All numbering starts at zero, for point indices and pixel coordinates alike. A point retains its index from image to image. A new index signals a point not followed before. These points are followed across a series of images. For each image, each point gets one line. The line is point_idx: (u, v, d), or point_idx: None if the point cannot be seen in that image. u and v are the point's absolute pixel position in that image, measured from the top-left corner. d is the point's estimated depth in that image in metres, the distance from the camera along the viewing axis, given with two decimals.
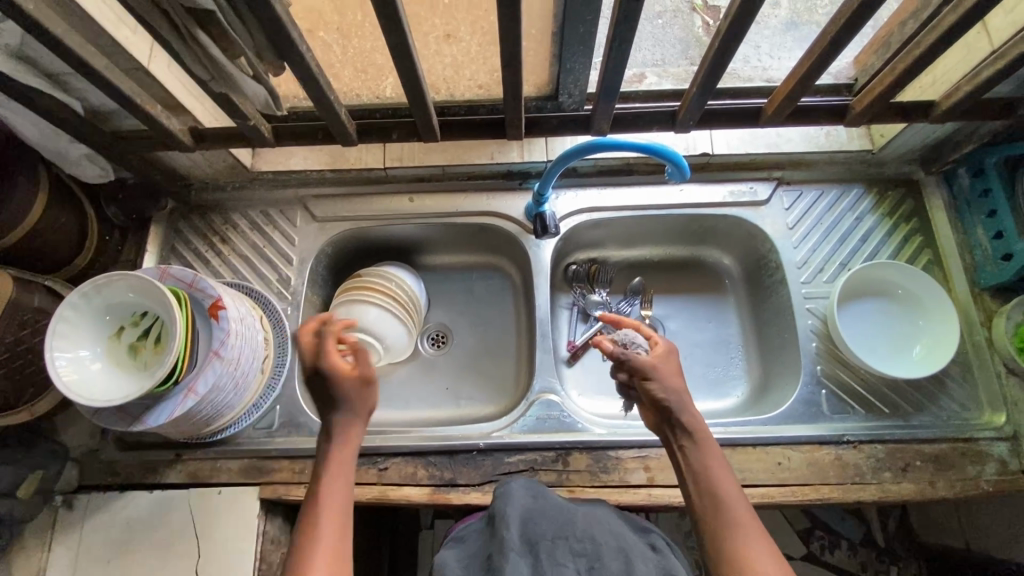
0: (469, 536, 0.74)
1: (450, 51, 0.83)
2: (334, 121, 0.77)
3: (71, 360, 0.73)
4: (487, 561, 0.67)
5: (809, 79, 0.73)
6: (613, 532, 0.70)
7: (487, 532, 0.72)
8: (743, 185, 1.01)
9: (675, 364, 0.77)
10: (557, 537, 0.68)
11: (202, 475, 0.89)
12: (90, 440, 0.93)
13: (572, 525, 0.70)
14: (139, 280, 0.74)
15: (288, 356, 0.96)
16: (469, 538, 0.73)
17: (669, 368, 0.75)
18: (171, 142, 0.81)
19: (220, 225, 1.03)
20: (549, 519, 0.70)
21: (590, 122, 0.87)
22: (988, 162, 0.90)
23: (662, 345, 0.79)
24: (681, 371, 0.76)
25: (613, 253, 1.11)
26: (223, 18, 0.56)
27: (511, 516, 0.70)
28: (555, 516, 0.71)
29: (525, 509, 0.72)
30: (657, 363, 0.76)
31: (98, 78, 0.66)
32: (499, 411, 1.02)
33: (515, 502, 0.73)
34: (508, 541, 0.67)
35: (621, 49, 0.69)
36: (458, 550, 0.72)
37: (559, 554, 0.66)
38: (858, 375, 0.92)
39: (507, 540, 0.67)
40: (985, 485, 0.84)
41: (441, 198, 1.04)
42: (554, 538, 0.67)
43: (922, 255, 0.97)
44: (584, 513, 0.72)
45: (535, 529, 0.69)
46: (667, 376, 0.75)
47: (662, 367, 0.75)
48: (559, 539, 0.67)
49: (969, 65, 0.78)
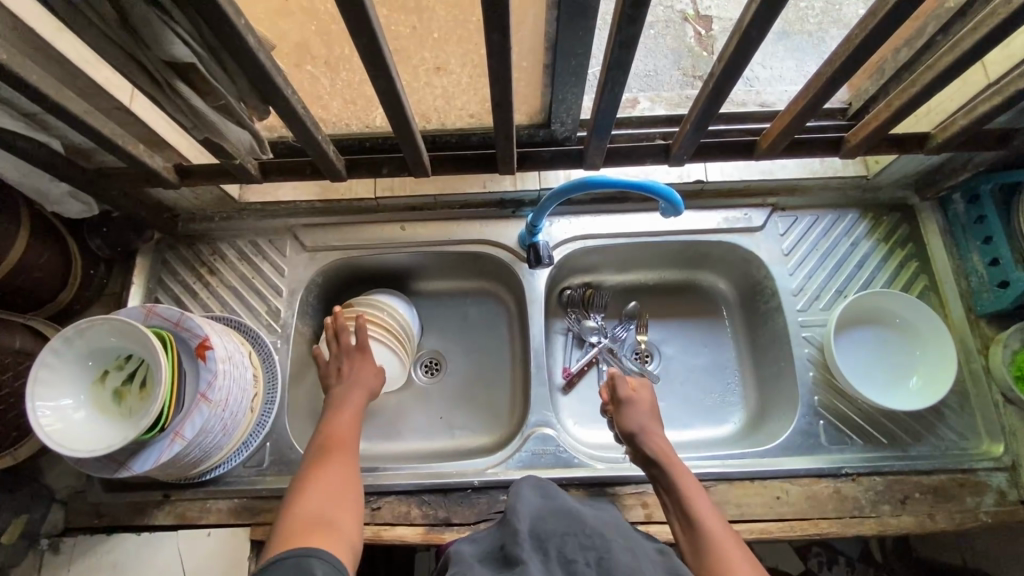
0: (484, 536, 0.70)
1: (441, 83, 0.81)
2: (323, 158, 0.76)
3: (54, 409, 0.71)
4: (501, 553, 0.64)
5: (806, 115, 0.72)
6: (623, 535, 0.67)
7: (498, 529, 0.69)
8: (738, 211, 1.00)
9: (650, 400, 0.86)
10: (566, 534, 0.65)
11: (192, 516, 0.88)
12: (76, 481, 0.91)
13: (580, 523, 0.66)
14: (121, 323, 0.72)
15: (278, 390, 0.94)
16: (484, 536, 0.69)
17: (642, 401, 0.85)
18: (155, 180, 0.79)
19: (208, 256, 1.01)
20: (558, 517, 0.67)
21: (583, 157, 0.86)
22: (983, 189, 0.89)
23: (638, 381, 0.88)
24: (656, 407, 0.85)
25: (608, 278, 1.10)
26: (204, 68, 0.55)
27: (521, 513, 0.68)
28: (562, 515, 0.68)
29: (535, 508, 0.69)
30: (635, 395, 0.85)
31: (78, 123, 0.64)
32: (494, 442, 1.01)
33: (525, 500, 0.70)
34: (520, 536, 0.64)
35: (614, 89, 0.67)
36: (473, 546, 0.68)
37: (570, 550, 0.62)
38: (854, 404, 0.91)
39: (519, 533, 0.64)
40: (985, 517, 0.84)
41: (433, 226, 1.03)
42: (563, 535, 0.64)
43: (918, 282, 0.96)
44: (592, 514, 0.69)
45: (544, 526, 0.66)
46: (641, 409, 0.84)
47: (636, 402, 0.84)
48: (568, 536, 0.64)
49: (965, 97, 0.77)
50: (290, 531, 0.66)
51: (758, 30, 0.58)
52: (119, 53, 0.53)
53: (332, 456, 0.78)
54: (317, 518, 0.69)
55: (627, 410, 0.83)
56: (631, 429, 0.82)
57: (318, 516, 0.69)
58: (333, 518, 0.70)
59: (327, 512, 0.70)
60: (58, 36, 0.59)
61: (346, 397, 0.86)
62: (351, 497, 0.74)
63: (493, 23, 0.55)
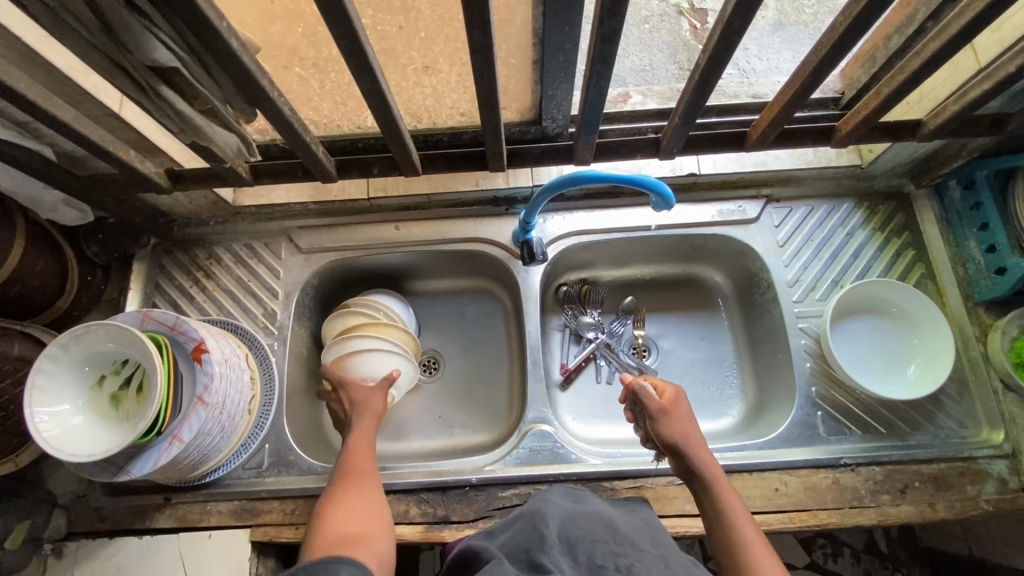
0: (501, 531, 0.71)
1: (430, 82, 0.81)
2: (312, 160, 0.76)
3: (51, 415, 0.71)
4: (527, 557, 0.61)
5: (794, 105, 0.72)
6: (656, 543, 0.65)
7: (522, 529, 0.68)
8: (732, 204, 1.00)
9: (686, 410, 0.81)
10: (595, 540, 0.62)
11: (192, 518, 0.88)
12: (78, 486, 0.91)
13: (610, 531, 0.65)
14: (117, 329, 0.73)
15: (276, 392, 0.95)
16: (502, 533, 0.70)
17: (677, 410, 0.80)
18: (148, 185, 0.80)
19: (204, 260, 1.02)
20: (589, 522, 0.66)
21: (574, 152, 0.86)
22: (978, 175, 0.89)
23: (670, 390, 0.82)
24: (691, 415, 0.81)
25: (605, 273, 1.10)
26: (188, 72, 0.55)
27: (551, 517, 0.67)
28: (592, 521, 0.66)
29: (565, 513, 0.67)
30: (664, 409, 0.80)
31: (67, 130, 0.64)
32: (493, 439, 1.01)
33: (555, 506, 0.70)
34: (548, 538, 0.62)
35: (599, 84, 0.67)
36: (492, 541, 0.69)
37: (599, 556, 0.60)
38: (852, 395, 0.91)
39: (547, 537, 0.63)
40: (985, 504, 0.83)
41: (428, 225, 1.03)
42: (593, 540, 0.62)
43: (915, 270, 0.96)
44: (621, 522, 0.68)
45: (574, 530, 0.64)
46: (676, 415, 0.80)
47: (671, 412, 0.80)
48: (598, 542, 0.62)
49: (956, 83, 0.77)
50: (315, 550, 0.66)
51: (741, 20, 0.58)
52: (103, 61, 0.54)
53: (345, 482, 0.76)
54: (342, 536, 0.68)
55: (661, 419, 0.79)
56: (670, 440, 0.77)
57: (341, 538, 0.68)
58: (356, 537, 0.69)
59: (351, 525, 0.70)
60: (45, 44, 0.59)
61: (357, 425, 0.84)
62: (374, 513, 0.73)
63: (474, 21, 0.55)
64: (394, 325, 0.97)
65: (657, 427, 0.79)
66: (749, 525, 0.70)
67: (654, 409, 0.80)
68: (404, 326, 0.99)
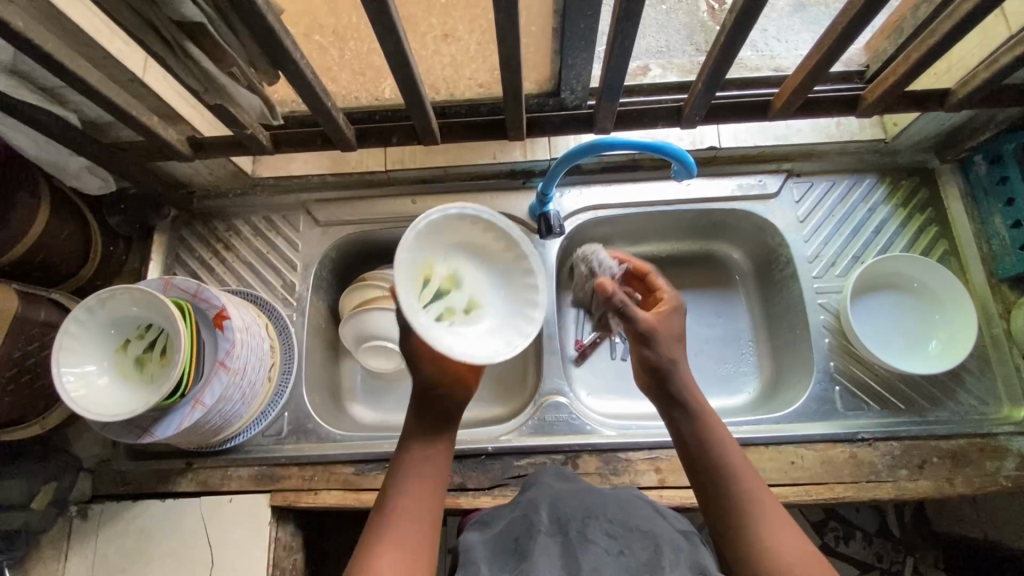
0: (496, 517, 0.67)
1: (449, 50, 0.80)
2: (333, 127, 0.76)
3: (78, 375, 0.73)
4: (515, 545, 0.59)
5: (819, 70, 0.71)
6: (649, 517, 0.62)
7: (513, 514, 0.65)
8: (752, 178, 0.99)
9: (677, 327, 0.69)
10: (587, 516, 0.60)
11: (212, 483, 0.90)
12: (102, 450, 0.93)
13: (602, 504, 0.62)
14: (141, 292, 0.74)
15: (294, 362, 0.96)
16: (497, 517, 0.66)
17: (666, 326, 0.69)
18: (170, 153, 0.81)
19: (223, 232, 1.03)
20: (581, 498, 0.63)
21: (593, 121, 0.85)
22: (1006, 150, 0.87)
23: (669, 304, 0.70)
24: (680, 334, 0.70)
25: (620, 249, 1.09)
26: (213, 30, 0.56)
27: (543, 499, 0.64)
28: (583, 497, 0.63)
29: (556, 492, 0.65)
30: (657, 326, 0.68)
31: (92, 91, 0.65)
32: (507, 412, 1.01)
33: (547, 487, 0.67)
34: (538, 523, 0.60)
35: (623, 46, 0.66)
36: (483, 531, 0.64)
37: (590, 532, 0.57)
38: (872, 371, 0.90)
39: (538, 521, 0.60)
40: (1005, 481, 0.82)
41: (443, 199, 1.03)
42: (584, 518, 0.59)
43: (938, 246, 0.94)
44: (616, 497, 0.65)
45: (566, 508, 0.61)
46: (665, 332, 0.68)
47: (663, 329, 0.68)
48: (590, 518, 0.59)
49: (987, 50, 0.75)
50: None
51: None
52: (130, 17, 0.55)
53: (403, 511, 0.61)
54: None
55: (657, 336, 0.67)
56: (657, 364, 0.66)
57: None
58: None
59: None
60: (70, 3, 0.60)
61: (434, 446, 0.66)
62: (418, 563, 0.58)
63: None
64: None
65: (642, 346, 0.67)
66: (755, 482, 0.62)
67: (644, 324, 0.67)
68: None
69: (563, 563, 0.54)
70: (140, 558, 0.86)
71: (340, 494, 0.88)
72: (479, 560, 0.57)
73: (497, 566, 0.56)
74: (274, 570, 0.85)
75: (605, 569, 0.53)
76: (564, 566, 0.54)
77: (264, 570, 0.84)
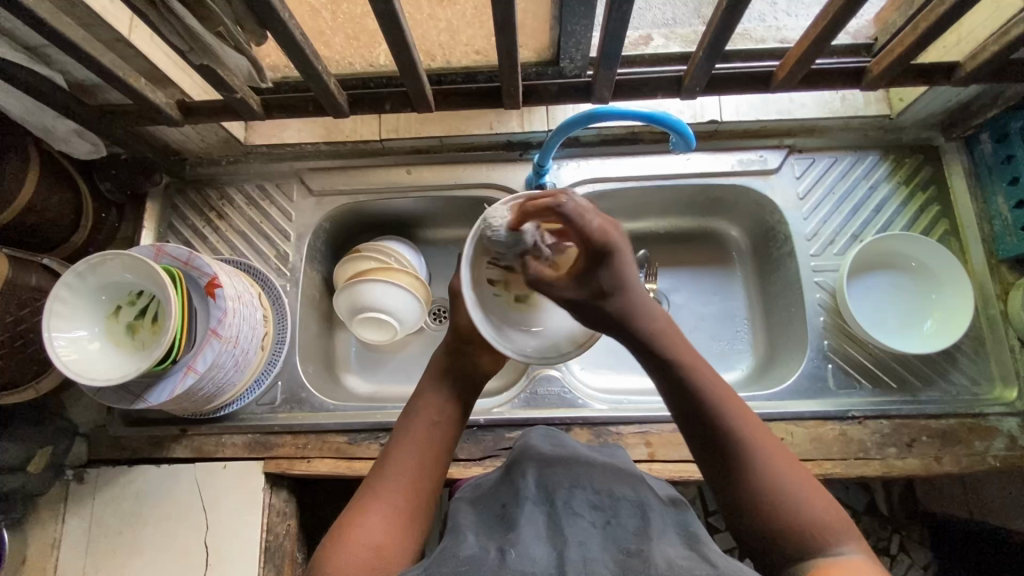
0: (485, 481, 0.68)
1: (445, 15, 0.76)
2: (324, 92, 0.75)
3: (69, 340, 0.73)
4: (501, 512, 0.59)
5: (825, 38, 0.68)
6: (635, 484, 0.62)
7: (500, 480, 0.66)
8: (753, 153, 0.97)
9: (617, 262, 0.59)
10: (573, 486, 0.60)
11: (207, 450, 0.90)
12: (97, 416, 0.94)
13: (588, 473, 0.62)
14: (132, 259, 0.73)
15: (288, 332, 0.96)
16: (485, 483, 0.67)
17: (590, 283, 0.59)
18: (159, 117, 0.79)
19: (216, 201, 1.02)
20: (566, 466, 0.63)
21: (591, 90, 0.82)
22: (1012, 128, 0.86)
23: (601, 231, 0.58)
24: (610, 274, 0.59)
25: (618, 225, 1.08)
26: None
27: (528, 465, 0.64)
28: (569, 463, 0.64)
29: (541, 457, 0.65)
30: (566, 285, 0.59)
31: (77, 51, 0.64)
32: (502, 385, 1.00)
33: (533, 450, 0.67)
34: (524, 492, 0.60)
35: (621, 10, 0.64)
36: (473, 496, 0.66)
37: (577, 504, 0.57)
38: (865, 349, 0.90)
39: (523, 490, 0.60)
40: (993, 460, 0.83)
41: (440, 169, 1.01)
42: (571, 487, 0.59)
43: (939, 225, 0.93)
44: (601, 462, 0.65)
45: (552, 477, 0.61)
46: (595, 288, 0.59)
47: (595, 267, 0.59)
48: (576, 488, 0.59)
49: (998, 22, 0.73)
50: (344, 543, 0.54)
51: None
52: None
53: (403, 477, 0.59)
54: (370, 541, 0.54)
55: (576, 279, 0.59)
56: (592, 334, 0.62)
57: (363, 541, 0.54)
58: (382, 546, 0.54)
59: (380, 542, 0.54)
60: None
61: (441, 421, 0.64)
62: (406, 531, 0.56)
63: None
64: (405, 270, 0.97)
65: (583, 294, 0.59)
66: (785, 460, 0.55)
67: (557, 294, 0.59)
68: (414, 272, 0.99)
69: (549, 536, 0.53)
70: (135, 521, 0.87)
71: (333, 462, 0.89)
72: (463, 529, 0.58)
73: (482, 535, 0.56)
74: (267, 535, 0.86)
75: (591, 539, 0.53)
76: (550, 537, 0.53)
77: (258, 534, 0.86)
